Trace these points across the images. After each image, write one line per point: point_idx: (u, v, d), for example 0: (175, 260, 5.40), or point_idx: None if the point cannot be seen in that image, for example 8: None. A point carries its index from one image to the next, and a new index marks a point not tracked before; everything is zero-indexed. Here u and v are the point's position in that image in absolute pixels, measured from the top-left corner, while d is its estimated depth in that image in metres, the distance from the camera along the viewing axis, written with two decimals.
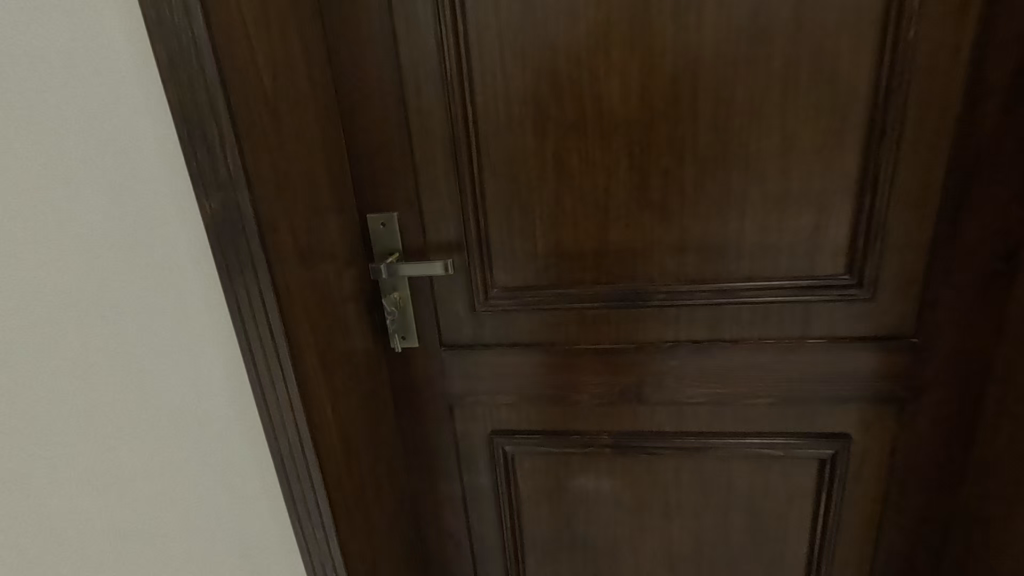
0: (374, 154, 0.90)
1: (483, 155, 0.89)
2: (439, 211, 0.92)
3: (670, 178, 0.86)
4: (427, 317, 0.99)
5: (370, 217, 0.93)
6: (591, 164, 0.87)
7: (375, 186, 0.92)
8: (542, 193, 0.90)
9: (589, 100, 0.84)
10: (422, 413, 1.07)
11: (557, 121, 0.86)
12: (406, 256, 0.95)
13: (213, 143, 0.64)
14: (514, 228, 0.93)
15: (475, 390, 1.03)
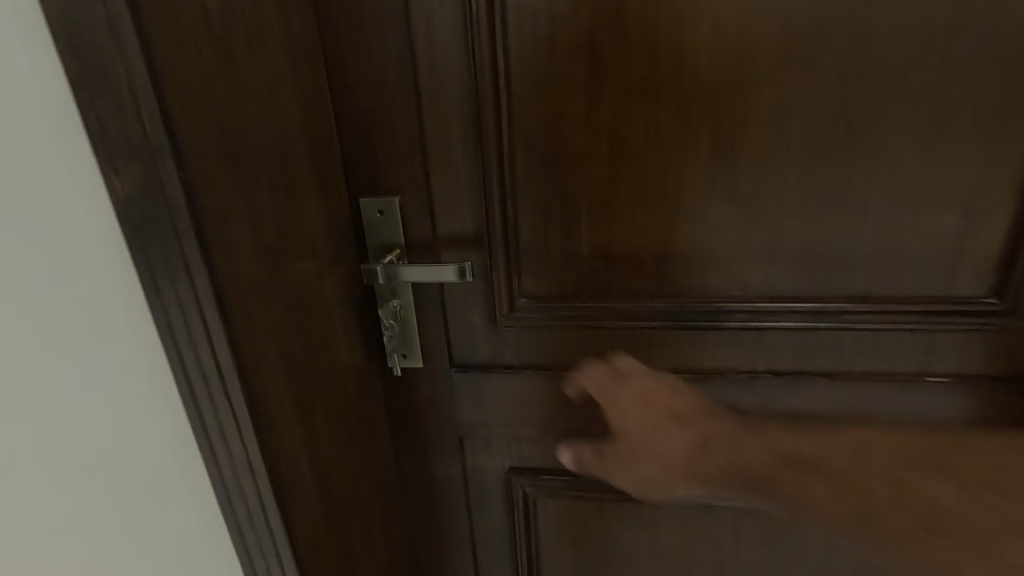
0: (370, 121, 0.68)
1: (515, 126, 0.67)
2: (455, 199, 0.70)
3: (767, 162, 0.64)
4: (436, 331, 0.77)
5: (364, 203, 0.71)
6: (660, 141, 0.65)
7: (371, 162, 0.69)
8: (591, 177, 0.68)
9: (665, 54, 0.62)
10: (425, 446, 0.86)
11: (617, 81, 0.64)
12: (410, 254, 0.74)
13: (122, 92, 0.42)
14: (552, 222, 0.71)
15: (492, 420, 0.83)
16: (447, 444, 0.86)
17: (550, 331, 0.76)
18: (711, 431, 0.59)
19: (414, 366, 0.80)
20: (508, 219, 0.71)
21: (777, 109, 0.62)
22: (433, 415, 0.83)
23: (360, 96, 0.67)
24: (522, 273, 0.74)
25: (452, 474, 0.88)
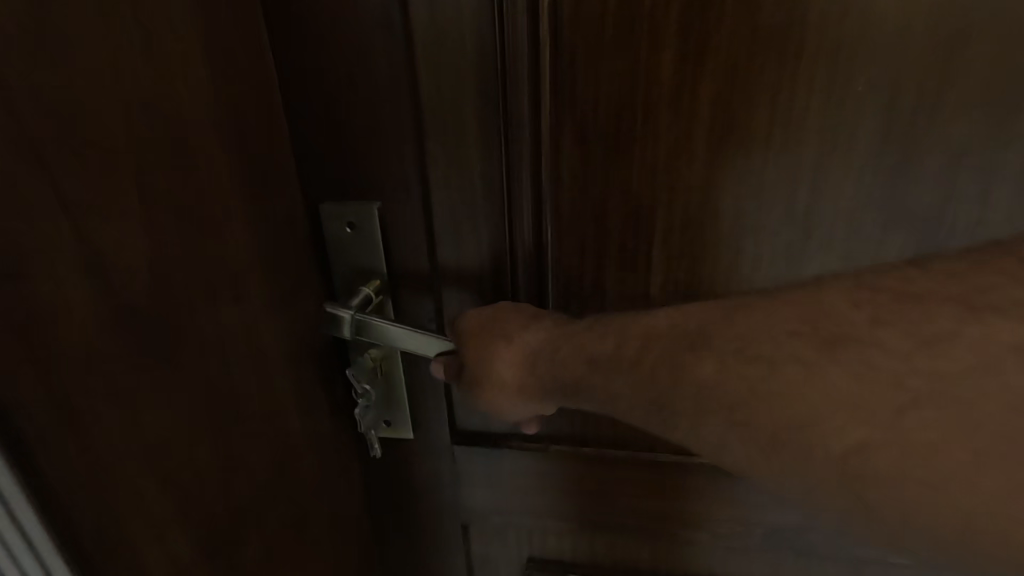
0: (336, 93, 0.44)
1: (563, 104, 0.43)
2: (466, 212, 0.47)
3: (957, 166, 0.41)
4: (432, 391, 0.54)
5: (329, 212, 0.47)
6: (790, 133, 0.42)
7: (338, 153, 0.46)
8: (675, 185, 0.45)
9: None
10: (416, 538, 0.63)
11: (730, 36, 0.40)
12: (396, 287, 0.51)
13: None
14: (609, 249, 0.48)
15: (508, 506, 0.61)
16: (447, 541, 0.63)
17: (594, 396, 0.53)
18: (540, 339, 0.42)
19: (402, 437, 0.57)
20: (545, 244, 0.48)
21: (983, 87, 0.39)
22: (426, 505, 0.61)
23: (322, 55, 0.42)
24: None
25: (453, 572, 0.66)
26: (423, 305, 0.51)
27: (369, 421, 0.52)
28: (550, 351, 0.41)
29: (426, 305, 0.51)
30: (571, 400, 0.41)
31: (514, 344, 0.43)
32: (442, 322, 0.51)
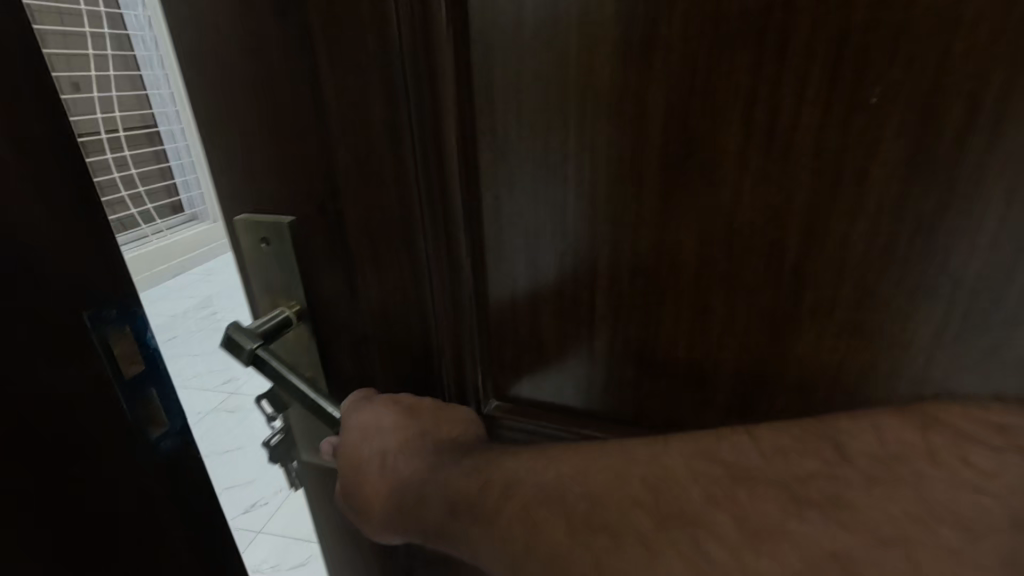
0: (236, 110, 0.39)
1: (478, 136, 0.38)
2: (380, 248, 0.41)
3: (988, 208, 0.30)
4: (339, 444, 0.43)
5: (246, 222, 0.43)
6: (767, 176, 0.34)
7: (248, 173, 0.41)
8: (626, 232, 0.38)
9: (796, 8, 0.30)
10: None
11: (685, 60, 0.32)
12: (316, 312, 0.45)
13: None
14: (543, 294, 0.42)
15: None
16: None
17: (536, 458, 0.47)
18: (414, 467, 0.35)
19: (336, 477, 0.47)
20: (465, 287, 0.43)
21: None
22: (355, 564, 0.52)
23: (217, 74, 0.38)
24: (481, 370, 0.46)
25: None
26: (345, 334, 0.45)
27: (283, 447, 0.47)
28: (414, 484, 0.34)
29: (346, 333, 0.45)
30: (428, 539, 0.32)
31: (386, 467, 0.36)
32: (364, 354, 0.46)
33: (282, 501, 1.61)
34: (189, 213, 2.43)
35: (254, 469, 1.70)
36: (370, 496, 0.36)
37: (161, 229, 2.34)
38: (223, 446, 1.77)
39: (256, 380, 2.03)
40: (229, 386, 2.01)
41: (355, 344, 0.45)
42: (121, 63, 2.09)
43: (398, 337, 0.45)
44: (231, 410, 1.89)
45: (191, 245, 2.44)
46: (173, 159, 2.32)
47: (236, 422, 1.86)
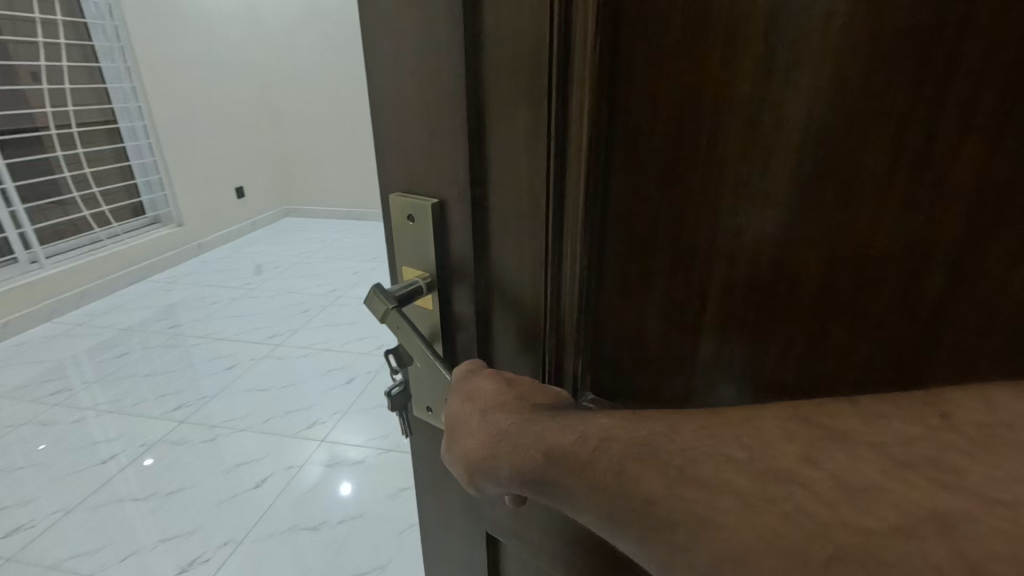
0: (406, 110, 0.45)
1: (615, 145, 0.39)
2: (514, 239, 0.45)
3: None
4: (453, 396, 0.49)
5: (396, 199, 0.49)
6: (915, 203, 0.29)
7: (404, 155, 0.47)
8: (743, 247, 0.36)
9: (977, 26, 0.25)
10: (446, 524, 0.60)
11: (832, 77, 0.30)
12: (443, 284, 0.50)
13: None
14: (653, 299, 0.42)
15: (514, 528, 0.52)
16: (464, 552, 0.60)
17: None
18: (513, 417, 0.35)
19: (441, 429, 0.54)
20: (576, 287, 0.43)
21: None
22: (446, 508, 0.59)
23: (389, 70, 0.44)
24: (580, 362, 0.46)
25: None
26: (465, 305, 0.50)
27: (400, 399, 0.53)
28: (510, 434, 0.34)
29: (469, 306, 0.50)
30: (526, 487, 0.32)
31: (485, 419, 0.37)
32: (483, 322, 0.50)
33: (228, 555, 1.38)
34: (150, 216, 3.12)
35: (199, 515, 1.48)
36: (468, 441, 0.37)
37: (117, 233, 2.93)
38: (169, 487, 1.58)
39: (208, 409, 1.89)
40: (179, 413, 1.87)
41: (475, 318, 0.50)
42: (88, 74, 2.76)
43: (519, 318, 0.48)
44: (182, 441, 1.75)
45: (152, 247, 3.05)
46: (138, 159, 3.04)
47: (202, 451, 1.71)
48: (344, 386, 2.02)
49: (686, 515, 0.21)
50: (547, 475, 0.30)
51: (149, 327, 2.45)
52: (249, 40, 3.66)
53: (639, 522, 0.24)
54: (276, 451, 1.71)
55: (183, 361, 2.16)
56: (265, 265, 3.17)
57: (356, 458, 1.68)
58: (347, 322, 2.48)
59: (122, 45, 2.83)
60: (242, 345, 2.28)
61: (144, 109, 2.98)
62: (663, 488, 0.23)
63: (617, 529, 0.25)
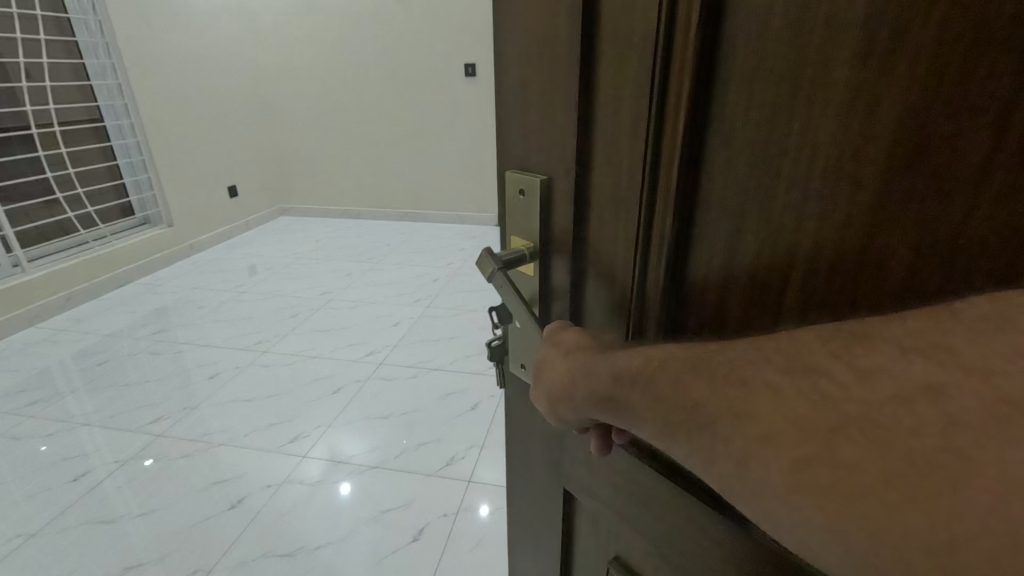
0: (528, 93, 0.49)
1: (714, 115, 0.36)
2: (613, 206, 0.45)
3: None
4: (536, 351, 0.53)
5: (511, 175, 0.54)
6: (1019, 190, 0.24)
7: (523, 132, 0.51)
8: (832, 228, 0.31)
9: None
10: (530, 477, 0.65)
11: (948, 36, 0.25)
12: (545, 253, 0.54)
13: None
14: (736, 278, 0.38)
15: (584, 477, 0.55)
16: (544, 507, 0.64)
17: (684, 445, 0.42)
18: (582, 357, 0.36)
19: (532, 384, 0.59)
20: (661, 257, 0.42)
21: None
22: (533, 461, 0.64)
23: (511, 55, 0.49)
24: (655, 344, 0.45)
25: (546, 551, 0.66)
26: (561, 275, 0.53)
27: (497, 350, 0.60)
28: (582, 372, 0.35)
29: (564, 277, 0.53)
30: (593, 407, 0.34)
31: (564, 359, 0.38)
32: (575, 292, 0.53)
33: None
34: (140, 216, 3.29)
35: (173, 539, 1.48)
36: (551, 377, 0.38)
37: (106, 235, 3.07)
38: (145, 508, 1.59)
39: (192, 418, 1.96)
40: (160, 424, 1.93)
41: (569, 286, 0.52)
42: (73, 72, 2.85)
43: (610, 286, 0.48)
44: (159, 458, 1.78)
45: (141, 247, 3.21)
46: (126, 155, 3.14)
47: (176, 469, 1.74)
48: (331, 397, 2.06)
49: (724, 414, 0.24)
50: (611, 393, 0.31)
51: (135, 332, 2.59)
52: (241, 45, 3.82)
53: (687, 421, 0.25)
54: (253, 469, 1.71)
55: (172, 368, 2.28)
56: (257, 266, 3.44)
57: (348, 471, 1.69)
58: (336, 328, 2.61)
59: (106, 39, 2.88)
60: (228, 351, 2.40)
61: (130, 107, 3.07)
62: (707, 392, 0.25)
63: (670, 436, 0.27)
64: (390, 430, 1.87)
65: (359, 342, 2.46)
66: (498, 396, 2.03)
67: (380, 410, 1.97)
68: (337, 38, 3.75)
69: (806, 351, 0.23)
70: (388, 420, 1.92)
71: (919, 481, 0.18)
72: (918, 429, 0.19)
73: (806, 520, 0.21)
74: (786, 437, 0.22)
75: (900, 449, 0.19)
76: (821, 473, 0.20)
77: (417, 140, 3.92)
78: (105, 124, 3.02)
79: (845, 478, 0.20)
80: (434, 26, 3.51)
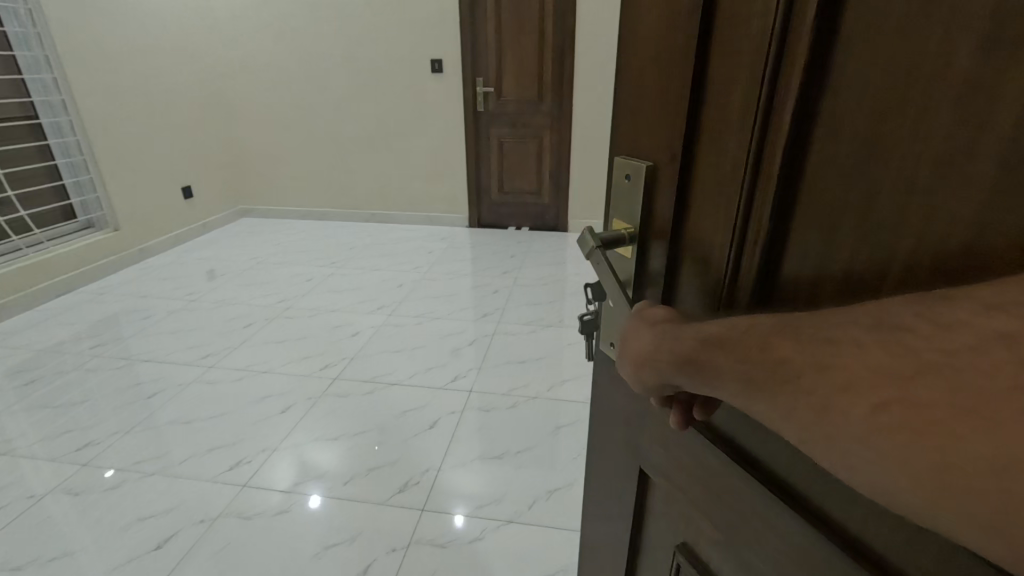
0: (637, 72, 0.47)
1: (821, 105, 0.33)
2: (716, 195, 0.42)
3: None
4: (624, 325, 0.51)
5: (618, 161, 0.51)
6: None
7: (633, 113, 0.48)
8: (921, 217, 0.29)
9: None
10: (602, 449, 0.65)
11: None
12: (644, 239, 0.50)
13: None
14: (831, 274, 0.34)
15: (659, 463, 0.53)
16: (616, 482, 0.63)
17: (774, 455, 0.37)
18: (659, 332, 0.38)
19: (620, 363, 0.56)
20: (756, 251, 0.39)
21: None
22: (609, 436, 0.62)
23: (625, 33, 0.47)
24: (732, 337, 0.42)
25: (612, 526, 0.66)
26: (658, 261, 0.49)
27: (590, 325, 0.59)
28: (660, 341, 0.38)
29: (661, 262, 0.49)
30: (680, 377, 0.36)
31: (640, 332, 0.41)
32: (673, 280, 0.48)
33: None
34: (82, 221, 3.11)
35: None
36: (631, 348, 0.41)
37: (44, 241, 2.91)
38: (58, 550, 1.50)
39: (121, 444, 1.88)
40: (82, 454, 1.83)
41: (664, 273, 0.49)
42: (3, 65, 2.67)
43: (705, 275, 0.45)
44: (78, 493, 1.68)
45: (82, 255, 3.04)
46: (64, 156, 2.96)
47: (113, 498, 1.66)
48: (280, 415, 2.02)
49: (811, 363, 0.28)
50: (697, 357, 0.34)
51: (73, 347, 2.47)
52: (196, 41, 3.70)
53: (772, 377, 0.30)
54: (189, 500, 1.65)
55: (113, 386, 2.19)
56: (216, 270, 3.33)
57: (309, 492, 1.68)
58: (289, 340, 2.56)
59: (39, 30, 2.70)
60: (169, 368, 2.31)
61: (68, 103, 2.88)
62: (801, 352, 0.28)
63: (751, 389, 0.31)
64: (350, 447, 1.86)
65: (313, 354, 2.42)
66: (458, 413, 2.02)
67: (331, 431, 1.94)
68: (298, 37, 3.69)
69: (889, 311, 0.27)
70: (337, 442, 1.88)
71: (991, 403, 0.22)
72: (994, 397, 0.22)
73: (880, 452, 0.25)
74: (864, 385, 0.26)
75: (970, 373, 0.23)
76: (902, 413, 0.24)
77: (377, 142, 3.89)
78: (41, 122, 2.83)
79: (928, 414, 0.24)
80: (396, 25, 3.51)
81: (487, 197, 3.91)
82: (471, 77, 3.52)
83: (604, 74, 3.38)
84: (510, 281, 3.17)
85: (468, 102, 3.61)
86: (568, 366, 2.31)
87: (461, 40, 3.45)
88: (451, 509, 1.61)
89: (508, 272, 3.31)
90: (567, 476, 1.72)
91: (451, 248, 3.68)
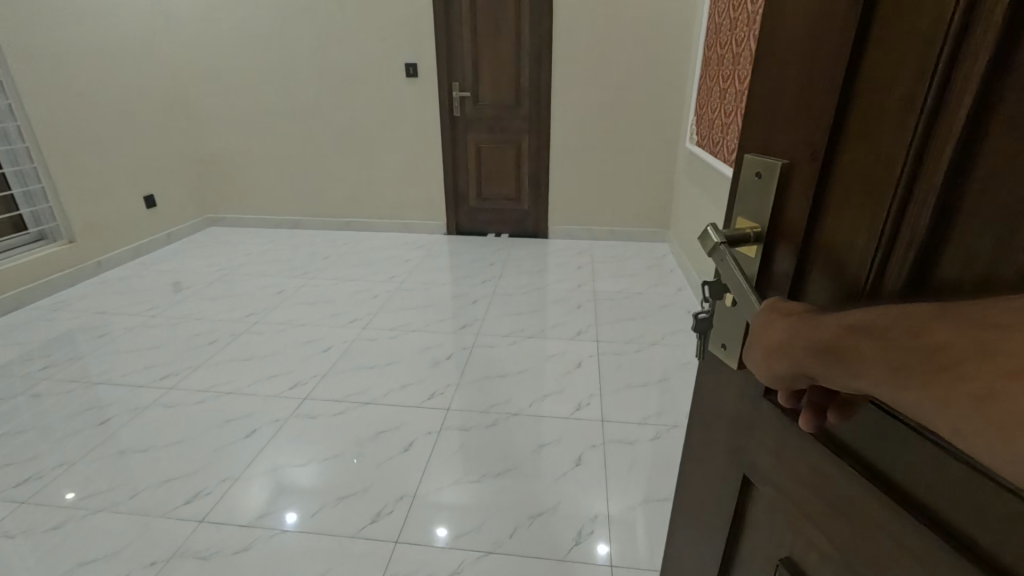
0: (779, 66, 0.46)
1: (1004, 91, 0.30)
2: (860, 191, 0.40)
3: None
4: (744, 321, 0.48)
5: (748, 160, 0.51)
6: None
7: (769, 111, 0.48)
8: None
9: None
10: (702, 448, 0.63)
11: None
12: (772, 240, 0.48)
13: None
14: (1000, 276, 0.31)
15: (768, 471, 0.51)
16: (714, 485, 0.61)
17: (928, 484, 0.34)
18: (799, 322, 0.35)
19: (734, 367, 0.53)
20: (910, 249, 0.36)
21: None
22: (711, 437, 0.61)
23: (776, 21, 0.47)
24: None
25: (705, 528, 0.65)
26: (785, 264, 0.47)
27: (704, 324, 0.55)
28: (802, 330, 0.35)
29: (788, 264, 0.47)
30: (824, 369, 0.33)
31: (772, 323, 0.38)
32: (801, 284, 0.46)
33: None
34: (33, 232, 2.93)
35: None
36: (764, 338, 0.38)
37: None
38: None
39: (71, 476, 1.75)
40: (23, 488, 1.70)
41: (791, 275, 0.46)
42: None
43: (841, 277, 0.42)
44: (14, 535, 1.54)
45: (33, 270, 2.86)
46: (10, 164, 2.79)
47: (54, 540, 1.53)
48: (244, 440, 1.92)
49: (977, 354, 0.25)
50: (841, 345, 0.32)
51: (20, 368, 2.31)
52: (155, 45, 3.56)
53: (930, 369, 0.27)
54: (139, 541, 1.53)
55: (66, 410, 2.05)
56: (183, 282, 3.18)
57: (277, 525, 1.58)
58: (261, 356, 2.45)
59: None
60: (129, 390, 2.18)
61: (15, 108, 2.72)
62: (968, 340, 0.25)
63: (902, 381, 0.28)
64: (321, 473, 1.77)
65: (284, 372, 2.32)
66: (436, 433, 1.95)
67: (303, 455, 1.84)
68: (266, 40, 3.58)
69: None
70: (307, 467, 1.79)
71: None
72: None
73: None
74: None
75: None
76: None
77: (348, 148, 3.81)
78: None
79: None
80: (366, 29, 3.45)
81: (465, 204, 3.87)
82: (446, 82, 3.49)
83: (582, 81, 3.40)
84: (490, 291, 3.12)
85: (445, 107, 3.58)
86: (552, 379, 2.28)
87: (436, 45, 3.42)
88: (429, 535, 1.55)
89: (489, 280, 3.27)
90: (547, 501, 1.67)
91: (428, 256, 3.61)
